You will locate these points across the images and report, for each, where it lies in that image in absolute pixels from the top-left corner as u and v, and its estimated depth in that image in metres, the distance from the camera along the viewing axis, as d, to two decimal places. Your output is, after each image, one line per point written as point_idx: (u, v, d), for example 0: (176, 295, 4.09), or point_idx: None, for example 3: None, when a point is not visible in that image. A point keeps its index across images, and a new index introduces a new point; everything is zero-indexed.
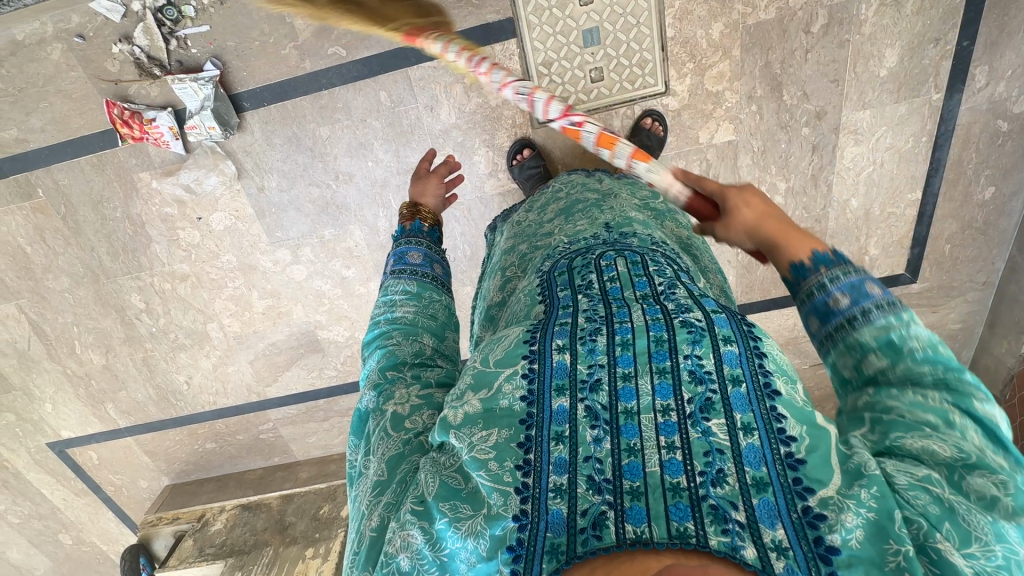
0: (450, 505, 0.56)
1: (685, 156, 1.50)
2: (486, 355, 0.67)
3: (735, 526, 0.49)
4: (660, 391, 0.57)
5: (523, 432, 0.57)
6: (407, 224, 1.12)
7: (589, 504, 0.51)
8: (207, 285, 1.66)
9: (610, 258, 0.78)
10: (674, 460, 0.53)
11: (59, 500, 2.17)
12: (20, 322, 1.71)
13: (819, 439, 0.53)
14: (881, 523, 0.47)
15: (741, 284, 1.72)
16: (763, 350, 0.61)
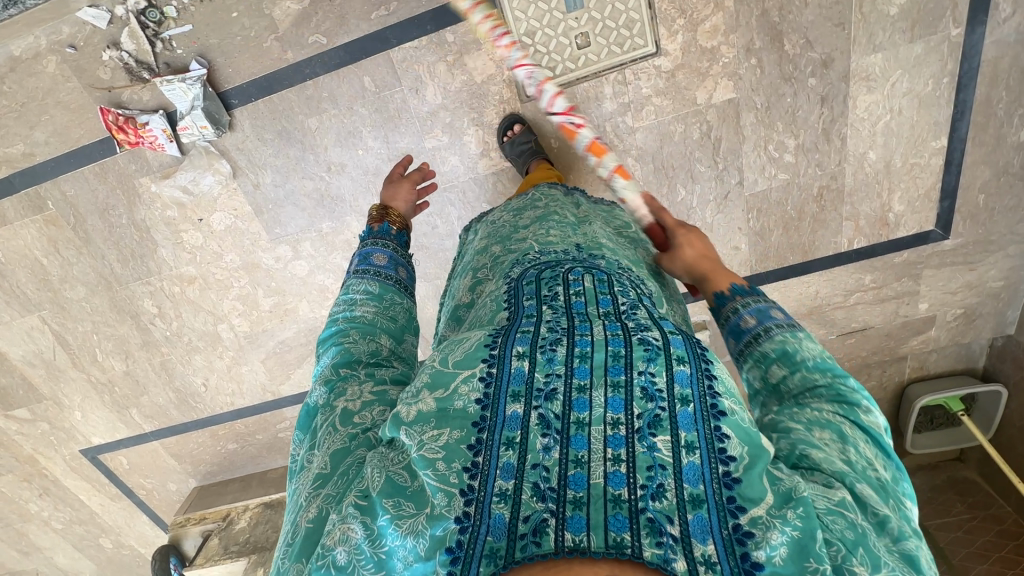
0: (394, 502, 0.58)
1: (684, 120, 1.43)
2: (446, 356, 0.69)
3: (669, 539, 0.52)
4: (611, 404, 0.61)
5: (474, 435, 0.59)
6: (375, 225, 1.12)
7: (531, 510, 0.54)
8: (214, 286, 1.68)
9: (578, 273, 0.83)
10: (618, 473, 0.56)
11: (96, 505, 2.26)
12: (44, 333, 1.78)
13: (755, 458, 0.58)
14: (804, 541, 0.53)
15: (756, 253, 1.63)
16: (713, 372, 0.66)
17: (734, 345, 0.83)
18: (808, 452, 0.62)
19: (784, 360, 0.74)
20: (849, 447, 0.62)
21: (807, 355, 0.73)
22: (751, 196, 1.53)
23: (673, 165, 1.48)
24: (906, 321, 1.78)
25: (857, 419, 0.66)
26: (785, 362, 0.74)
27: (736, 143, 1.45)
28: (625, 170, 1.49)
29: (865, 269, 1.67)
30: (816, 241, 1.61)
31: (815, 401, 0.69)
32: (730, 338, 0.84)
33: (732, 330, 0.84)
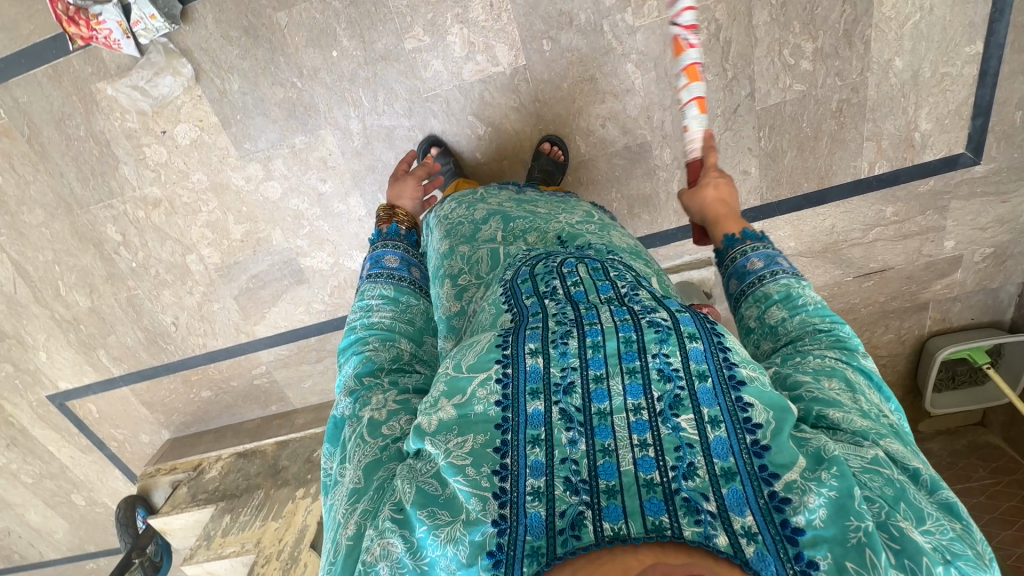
0: (428, 512, 0.56)
1: (690, 18, 1.30)
2: (459, 360, 0.66)
3: (707, 516, 0.51)
4: (630, 390, 0.58)
5: (499, 437, 0.57)
6: (383, 227, 1.12)
7: (566, 505, 0.52)
8: (181, 210, 1.57)
9: (572, 264, 0.75)
10: (647, 458, 0.54)
11: (66, 458, 2.15)
12: (3, 263, 1.67)
13: (782, 421, 0.57)
14: (842, 501, 0.52)
15: (767, 178, 1.49)
16: (726, 344, 0.63)
17: (735, 288, 0.83)
18: (825, 412, 0.62)
19: (784, 302, 0.75)
20: (857, 396, 0.65)
21: (808, 300, 0.75)
22: (763, 109, 1.39)
23: (677, 72, 1.35)
24: (930, 262, 1.64)
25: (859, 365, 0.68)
26: (786, 305, 0.75)
27: (747, 47, 1.32)
28: (624, 78, 1.36)
29: (886, 199, 1.53)
30: (833, 165, 1.47)
31: (817, 350, 0.70)
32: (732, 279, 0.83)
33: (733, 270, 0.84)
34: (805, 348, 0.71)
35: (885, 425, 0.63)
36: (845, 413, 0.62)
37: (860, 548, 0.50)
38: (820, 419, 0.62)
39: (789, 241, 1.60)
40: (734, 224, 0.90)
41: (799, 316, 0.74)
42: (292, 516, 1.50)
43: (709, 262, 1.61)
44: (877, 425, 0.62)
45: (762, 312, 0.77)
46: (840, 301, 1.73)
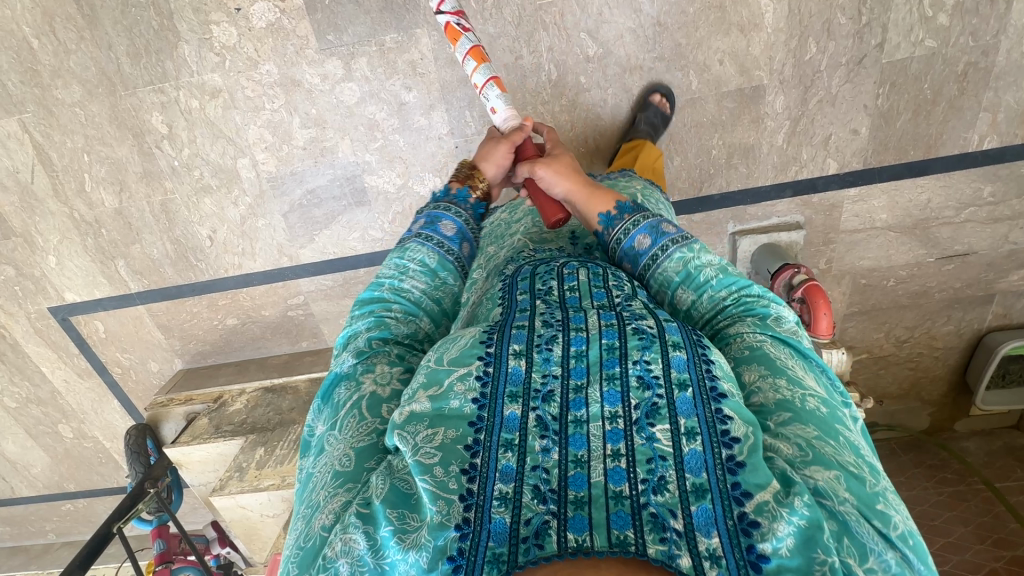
0: (397, 513, 0.50)
1: None
2: (441, 352, 0.61)
3: (673, 534, 0.47)
4: (608, 397, 0.54)
5: (472, 435, 0.53)
6: (452, 187, 0.90)
7: (532, 513, 0.48)
8: (241, 105, 1.40)
9: (574, 265, 0.71)
10: (618, 468, 0.50)
11: (60, 383, 1.94)
12: (22, 146, 1.48)
13: (759, 437, 0.52)
14: (810, 532, 0.46)
15: (875, 140, 1.43)
16: (711, 356, 0.58)
17: (632, 272, 0.79)
18: (758, 416, 0.57)
19: (689, 284, 0.72)
20: (781, 381, 0.59)
21: (709, 272, 0.72)
22: (889, 64, 1.33)
23: (809, 11, 1.28)
24: (1013, 250, 1.61)
25: (773, 335, 0.65)
26: (692, 287, 0.72)
27: None
28: (754, 10, 1.28)
29: (987, 178, 1.48)
30: (944, 134, 1.42)
31: (733, 326, 0.68)
32: (628, 266, 0.79)
33: (626, 254, 0.79)
34: (722, 329, 0.69)
35: (816, 411, 0.56)
36: (774, 437, 0.54)
37: None
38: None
39: (881, 213, 1.54)
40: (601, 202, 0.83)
41: (706, 294, 0.71)
42: None
43: (798, 226, 1.54)
44: (807, 423, 0.55)
45: (671, 297, 0.74)
46: (915, 284, 1.69)
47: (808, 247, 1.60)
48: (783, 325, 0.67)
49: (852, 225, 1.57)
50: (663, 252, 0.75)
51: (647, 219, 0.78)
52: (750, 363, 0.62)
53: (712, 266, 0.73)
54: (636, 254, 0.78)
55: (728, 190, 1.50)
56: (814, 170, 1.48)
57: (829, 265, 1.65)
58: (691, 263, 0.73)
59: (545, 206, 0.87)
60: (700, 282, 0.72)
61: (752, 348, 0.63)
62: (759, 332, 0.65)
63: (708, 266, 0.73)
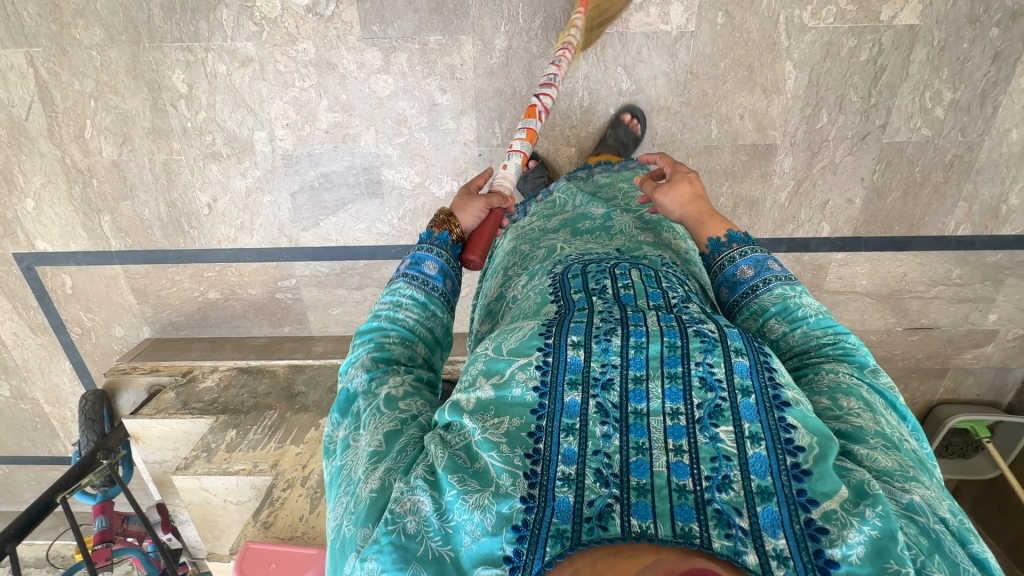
0: (459, 477, 0.52)
1: (858, 35, 1.31)
2: (500, 342, 0.63)
3: (739, 531, 0.47)
4: (669, 394, 0.54)
5: (535, 422, 0.54)
6: (433, 230, 0.86)
7: (595, 496, 0.49)
8: (270, 78, 1.38)
9: (625, 267, 0.73)
10: (681, 463, 0.50)
11: (9, 336, 1.81)
12: (24, 80, 1.40)
13: (825, 448, 0.51)
14: (883, 542, 0.45)
15: (866, 212, 1.54)
16: (772, 364, 0.57)
17: (727, 299, 0.81)
18: (845, 426, 0.58)
19: (784, 316, 0.73)
20: (879, 417, 0.59)
21: (808, 311, 0.73)
22: (888, 144, 1.44)
23: (826, 85, 1.37)
24: (970, 331, 1.75)
25: (872, 383, 0.65)
26: (785, 319, 0.73)
27: (897, 78, 1.36)
28: (778, 75, 1.36)
29: (957, 261, 1.62)
30: (926, 215, 1.54)
31: (826, 362, 0.68)
32: (725, 291, 0.81)
33: (725, 280, 0.81)
34: (813, 362, 0.69)
35: (911, 452, 0.57)
36: (871, 449, 0.55)
37: None
38: (847, 454, 0.56)
39: (861, 279, 1.65)
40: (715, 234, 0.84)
41: (800, 329, 0.72)
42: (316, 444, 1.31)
43: None
44: (904, 456, 0.55)
45: (761, 324, 0.75)
46: (881, 350, 1.80)
47: None
48: (884, 376, 0.67)
49: (834, 286, 1.67)
50: (762, 285, 0.76)
51: (759, 252, 0.80)
52: (847, 393, 0.62)
53: (812, 306, 0.74)
54: (735, 282, 0.79)
55: None
56: (808, 231, 1.58)
57: None
58: (790, 300, 0.74)
59: (473, 244, 0.90)
60: (797, 316, 0.73)
61: (844, 382, 0.64)
62: (856, 374, 0.66)
63: (808, 305, 0.74)
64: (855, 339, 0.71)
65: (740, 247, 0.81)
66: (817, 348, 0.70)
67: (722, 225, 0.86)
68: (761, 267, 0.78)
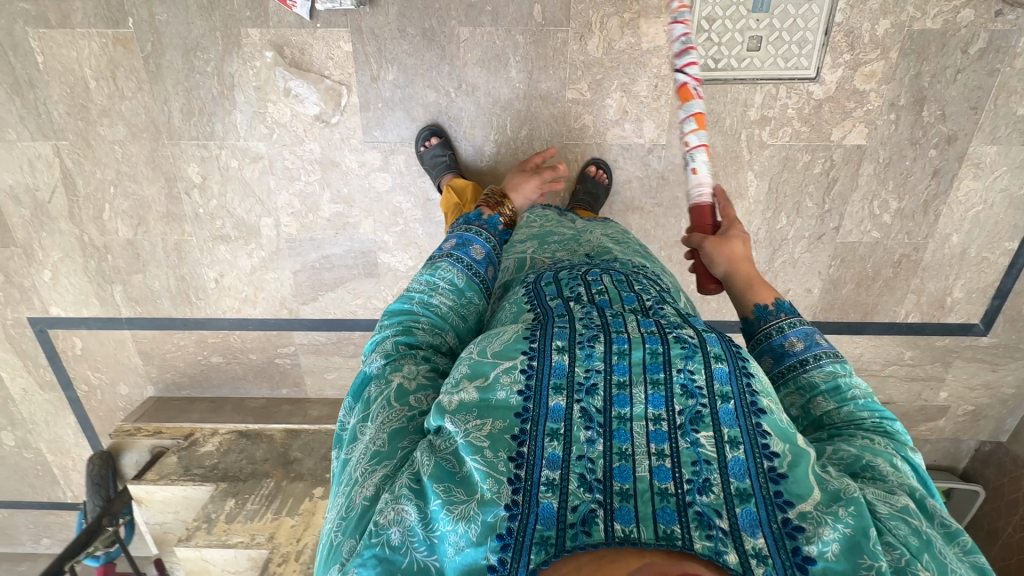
0: (444, 487, 0.56)
1: (812, 151, 1.46)
2: (484, 346, 0.68)
3: (719, 532, 0.52)
4: (652, 400, 0.60)
5: (518, 425, 0.59)
6: (484, 214, 1.10)
7: (579, 500, 0.53)
8: (279, 173, 1.50)
9: (598, 274, 0.82)
10: (662, 467, 0.56)
11: (17, 391, 1.89)
12: (50, 168, 1.51)
13: (798, 455, 0.57)
14: (856, 538, 0.52)
15: (823, 299, 1.67)
16: (750, 370, 0.64)
17: (770, 368, 0.81)
18: (874, 463, 0.62)
19: (832, 395, 0.73)
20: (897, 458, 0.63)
21: (855, 392, 0.72)
22: (841, 244, 1.58)
23: (785, 192, 1.51)
24: (923, 405, 1.87)
25: (908, 451, 0.65)
26: (832, 397, 0.73)
27: (848, 189, 1.50)
28: (741, 183, 1.50)
29: (908, 344, 1.74)
30: (879, 304, 1.68)
31: (863, 429, 0.68)
32: (771, 361, 0.81)
33: (773, 347, 0.81)
34: (841, 428, 0.70)
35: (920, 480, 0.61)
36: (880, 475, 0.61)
37: None
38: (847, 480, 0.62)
39: None
40: (763, 292, 0.88)
41: (846, 406, 0.71)
42: (309, 516, 1.42)
43: None
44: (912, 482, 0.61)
45: (809, 404, 0.75)
46: None
47: None
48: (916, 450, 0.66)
49: None
50: (810, 359, 0.77)
51: (799, 323, 0.81)
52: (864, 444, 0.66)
53: (857, 386, 0.73)
54: (783, 352, 0.80)
55: None
56: None
57: None
58: (837, 377, 0.74)
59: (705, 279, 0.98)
60: (845, 395, 0.72)
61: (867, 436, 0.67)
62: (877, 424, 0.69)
63: (855, 386, 0.73)
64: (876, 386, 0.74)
65: (783, 315, 0.83)
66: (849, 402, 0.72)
67: (768, 291, 0.88)
68: (804, 337, 0.79)
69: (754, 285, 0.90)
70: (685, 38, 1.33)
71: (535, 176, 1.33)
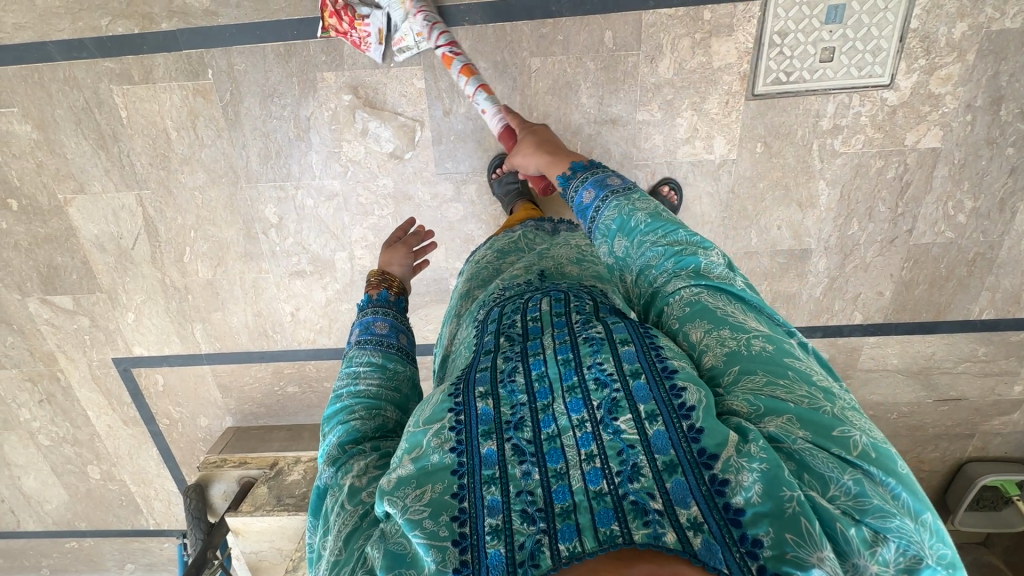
0: (396, 575, 0.48)
1: (885, 157, 1.45)
2: (417, 415, 0.60)
3: (655, 515, 0.46)
4: (572, 407, 0.54)
5: (457, 482, 0.51)
6: (372, 292, 0.90)
7: (524, 536, 0.46)
8: (353, 209, 1.53)
9: (534, 299, 0.71)
10: (594, 469, 0.50)
11: (102, 427, 1.96)
12: (133, 217, 1.57)
13: (714, 398, 0.52)
14: (774, 472, 0.47)
15: (896, 301, 1.65)
16: (659, 343, 0.59)
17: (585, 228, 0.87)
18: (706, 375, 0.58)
19: (624, 232, 0.77)
20: (725, 332, 0.60)
21: (640, 217, 0.76)
22: (914, 246, 1.57)
23: (857, 198, 1.50)
24: (998, 401, 1.84)
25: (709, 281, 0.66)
26: (624, 232, 0.77)
27: (922, 191, 1.49)
28: (812, 192, 1.49)
29: (981, 340, 1.72)
30: (952, 303, 1.65)
31: (670, 283, 0.68)
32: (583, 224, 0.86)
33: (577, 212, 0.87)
34: (660, 287, 0.69)
35: (761, 352, 0.57)
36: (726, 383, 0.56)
37: (797, 519, 0.45)
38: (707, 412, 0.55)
39: (892, 357, 1.75)
40: (557, 170, 0.95)
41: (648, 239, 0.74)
42: None
43: None
44: (756, 373, 0.55)
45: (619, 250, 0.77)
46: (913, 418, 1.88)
47: None
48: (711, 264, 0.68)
49: (868, 364, 1.77)
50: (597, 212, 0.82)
51: (597, 176, 0.86)
52: (693, 318, 0.63)
53: (643, 211, 0.77)
54: (583, 209, 0.86)
55: None
56: (841, 318, 1.68)
57: None
58: (630, 212, 0.78)
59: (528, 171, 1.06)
60: (636, 230, 0.76)
61: (691, 301, 0.64)
62: (694, 281, 0.66)
63: (640, 212, 0.77)
64: (686, 231, 0.73)
65: (584, 173, 0.89)
66: (658, 266, 0.71)
67: (566, 162, 0.95)
68: (596, 188, 0.84)
69: (563, 155, 0.97)
70: (756, 54, 1.35)
71: (403, 241, 1.11)
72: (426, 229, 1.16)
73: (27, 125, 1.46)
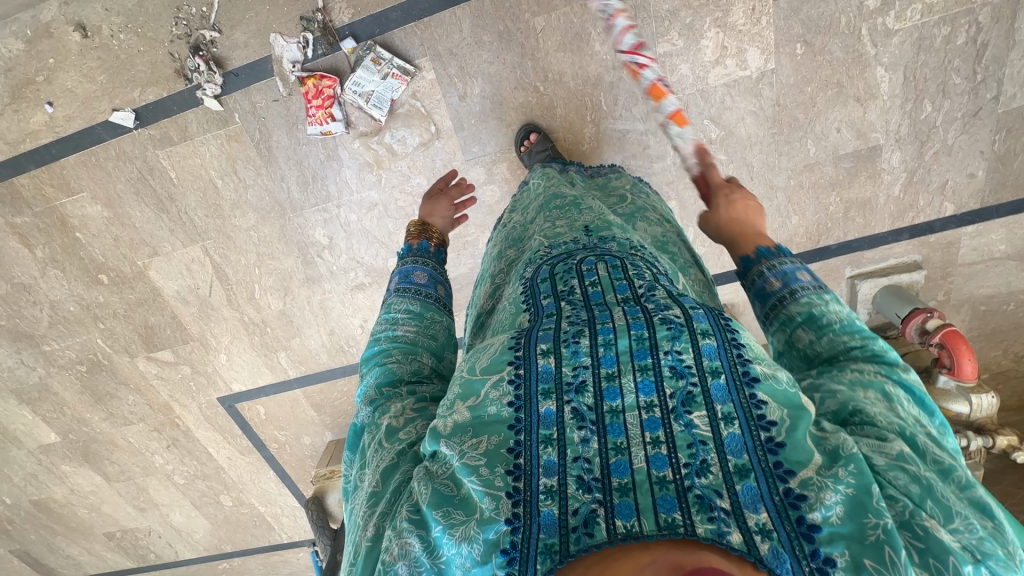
0: (444, 512, 0.47)
1: (950, 22, 1.27)
2: (472, 362, 0.58)
3: (721, 513, 0.43)
4: (642, 387, 0.50)
5: (512, 437, 0.49)
6: (413, 243, 0.92)
7: (579, 503, 0.44)
8: (394, 215, 1.56)
9: (589, 259, 0.67)
10: (659, 455, 0.46)
11: (223, 460, 2.16)
12: (204, 267, 1.69)
13: (797, 419, 0.48)
14: (860, 498, 0.43)
15: (992, 181, 1.43)
16: (741, 340, 0.54)
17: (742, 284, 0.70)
18: (858, 408, 0.51)
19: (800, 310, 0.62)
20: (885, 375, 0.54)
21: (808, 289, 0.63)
22: (1005, 113, 1.35)
23: (924, 76, 1.33)
24: None
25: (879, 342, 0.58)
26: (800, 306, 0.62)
27: (1004, 49, 1.29)
28: (871, 82, 1.34)
29: None
30: None
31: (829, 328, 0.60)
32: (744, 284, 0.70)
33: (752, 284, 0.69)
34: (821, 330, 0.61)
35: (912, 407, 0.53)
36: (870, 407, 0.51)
37: (879, 546, 0.41)
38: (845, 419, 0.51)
39: (1000, 245, 1.52)
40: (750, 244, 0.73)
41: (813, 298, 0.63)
42: None
43: (915, 266, 1.55)
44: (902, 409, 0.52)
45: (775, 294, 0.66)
46: None
47: (926, 283, 1.58)
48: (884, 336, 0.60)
49: (970, 259, 1.54)
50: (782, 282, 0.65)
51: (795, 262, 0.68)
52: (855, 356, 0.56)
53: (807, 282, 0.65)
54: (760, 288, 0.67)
55: (846, 240, 1.54)
56: (931, 213, 1.49)
57: (947, 296, 1.60)
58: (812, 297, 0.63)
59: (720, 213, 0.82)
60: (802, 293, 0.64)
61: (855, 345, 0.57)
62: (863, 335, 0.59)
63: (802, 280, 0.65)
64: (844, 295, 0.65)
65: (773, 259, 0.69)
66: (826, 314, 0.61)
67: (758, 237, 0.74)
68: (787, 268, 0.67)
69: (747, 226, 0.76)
70: None
71: (443, 193, 1.09)
72: (465, 181, 1.14)
73: (97, 205, 1.59)
